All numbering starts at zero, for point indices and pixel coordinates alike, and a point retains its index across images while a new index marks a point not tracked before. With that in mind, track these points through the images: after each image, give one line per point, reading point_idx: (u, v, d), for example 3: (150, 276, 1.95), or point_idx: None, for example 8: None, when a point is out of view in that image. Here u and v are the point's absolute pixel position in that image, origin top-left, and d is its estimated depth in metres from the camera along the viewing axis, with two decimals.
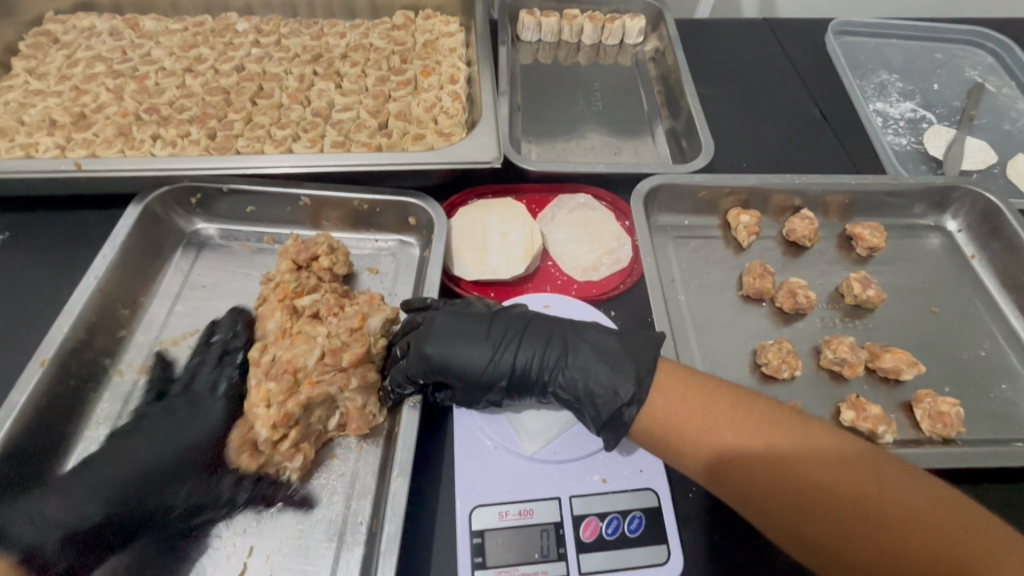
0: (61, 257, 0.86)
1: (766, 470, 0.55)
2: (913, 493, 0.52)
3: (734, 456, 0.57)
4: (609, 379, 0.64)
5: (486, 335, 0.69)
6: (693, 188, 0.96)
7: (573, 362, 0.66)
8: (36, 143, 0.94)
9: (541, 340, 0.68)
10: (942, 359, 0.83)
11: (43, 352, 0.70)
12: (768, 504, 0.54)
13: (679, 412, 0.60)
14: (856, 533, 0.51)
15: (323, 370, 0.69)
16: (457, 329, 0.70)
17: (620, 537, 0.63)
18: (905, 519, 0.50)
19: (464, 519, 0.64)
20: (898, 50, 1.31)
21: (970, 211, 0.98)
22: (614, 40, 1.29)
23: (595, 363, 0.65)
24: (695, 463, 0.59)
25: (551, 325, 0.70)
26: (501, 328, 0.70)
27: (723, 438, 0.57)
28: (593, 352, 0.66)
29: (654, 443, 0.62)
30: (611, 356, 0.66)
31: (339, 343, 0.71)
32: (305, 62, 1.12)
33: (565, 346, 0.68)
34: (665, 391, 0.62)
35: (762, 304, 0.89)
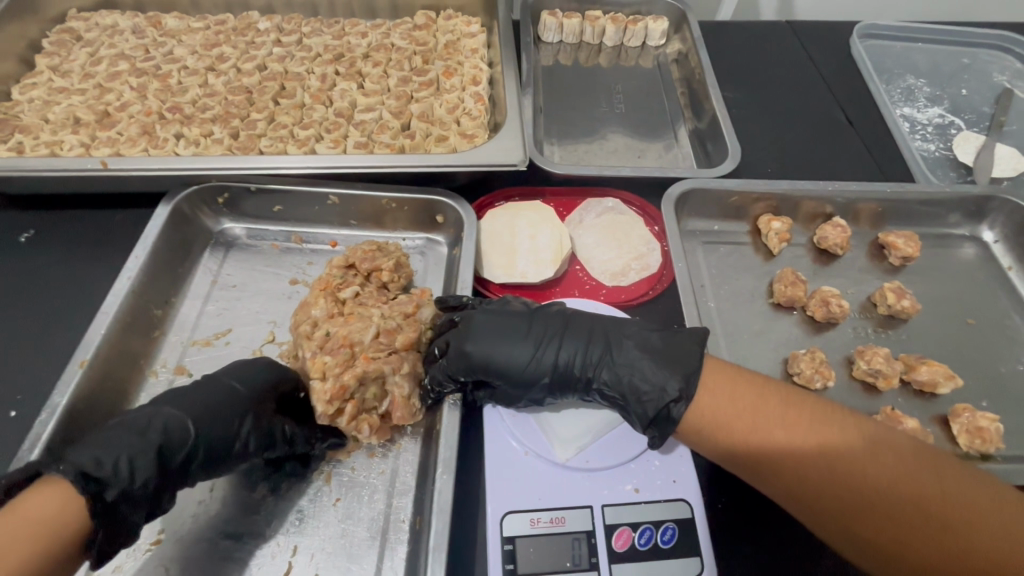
0: (88, 255, 0.86)
1: (820, 470, 0.54)
2: (972, 496, 0.51)
3: (786, 457, 0.56)
4: (656, 375, 0.63)
5: (525, 332, 0.68)
6: (723, 193, 0.95)
7: (617, 358, 0.65)
8: (61, 141, 0.94)
9: (582, 339, 0.67)
10: (978, 373, 0.82)
11: (82, 354, 0.70)
12: (820, 504, 0.54)
13: (728, 412, 0.59)
14: (919, 533, 0.50)
15: (378, 348, 0.68)
16: (497, 325, 0.69)
17: (654, 548, 0.63)
18: (966, 523, 0.49)
19: (495, 526, 0.63)
20: (925, 54, 1.29)
21: (1006, 221, 0.96)
22: (636, 41, 1.28)
23: (640, 358, 0.64)
24: (746, 464, 0.58)
25: (591, 322, 0.69)
26: (541, 325, 0.69)
27: (774, 438, 0.56)
28: (636, 348, 0.65)
29: (702, 444, 0.61)
30: (655, 352, 0.65)
31: (394, 324, 0.71)
32: (327, 61, 1.12)
33: (607, 343, 0.67)
34: (709, 388, 0.61)
35: (793, 311, 0.88)
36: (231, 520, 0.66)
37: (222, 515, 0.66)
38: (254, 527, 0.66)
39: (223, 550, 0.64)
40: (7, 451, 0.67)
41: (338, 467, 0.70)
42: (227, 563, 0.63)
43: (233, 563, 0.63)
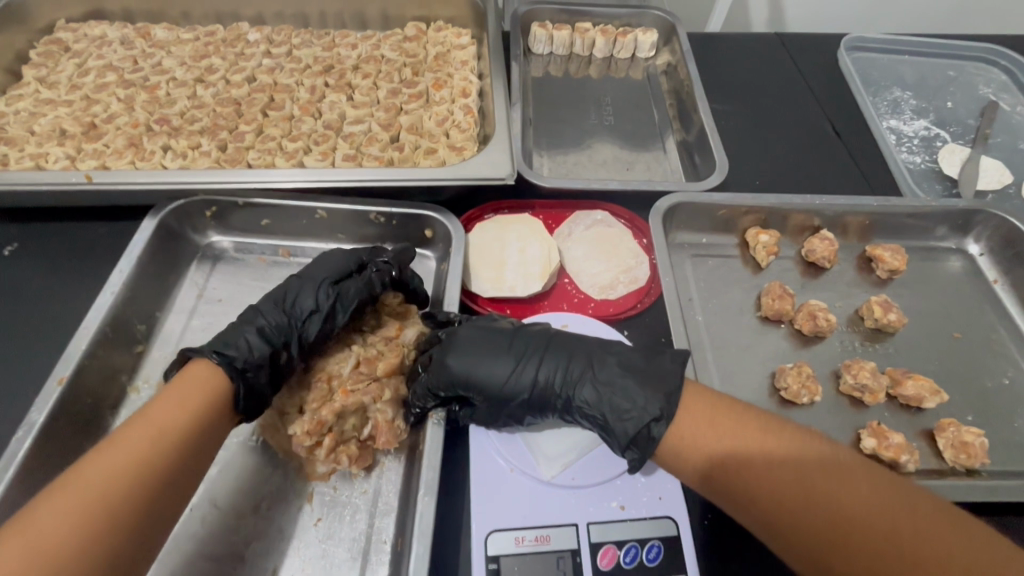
0: (73, 269, 0.85)
1: (796, 498, 0.54)
2: (950, 536, 0.49)
3: (760, 479, 0.55)
4: (636, 394, 0.63)
5: (508, 349, 0.69)
6: (711, 207, 0.95)
7: (598, 376, 0.65)
8: (46, 154, 0.94)
9: (563, 357, 0.67)
10: (965, 387, 0.83)
11: (60, 370, 0.69)
12: (792, 529, 0.53)
13: (706, 435, 0.59)
14: (895, 572, 0.48)
15: (357, 379, 0.69)
16: (480, 341, 0.69)
17: (639, 566, 0.62)
18: (942, 562, 0.48)
19: (479, 545, 0.63)
20: (911, 66, 1.30)
21: (992, 234, 0.97)
22: (625, 53, 1.29)
23: (621, 377, 0.64)
24: (724, 489, 0.57)
25: (574, 341, 0.69)
26: (524, 342, 0.69)
27: (753, 463, 0.56)
28: (616, 369, 0.65)
29: (682, 467, 0.60)
30: (637, 371, 0.65)
31: (374, 352, 0.73)
32: (316, 73, 1.12)
33: (588, 363, 0.67)
34: (689, 410, 0.61)
35: (781, 325, 0.88)
36: (212, 541, 0.65)
37: (201, 537, 0.65)
38: (237, 548, 0.65)
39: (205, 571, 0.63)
40: None
41: (322, 485, 0.70)
42: None
43: None
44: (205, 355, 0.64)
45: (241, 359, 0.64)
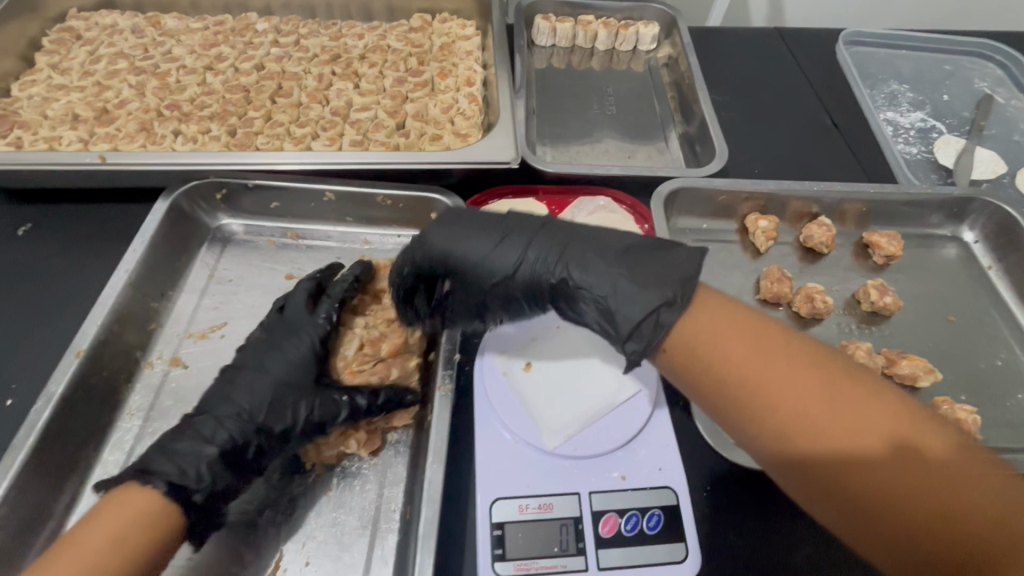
0: (86, 249, 0.87)
1: (819, 412, 0.49)
2: (1002, 491, 0.45)
3: (800, 408, 0.50)
4: (627, 282, 0.60)
5: (498, 235, 0.69)
6: (711, 192, 0.97)
7: (589, 264, 0.63)
8: (59, 137, 0.96)
9: (555, 242, 0.66)
10: (959, 368, 0.84)
11: (78, 344, 0.71)
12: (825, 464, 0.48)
13: (725, 339, 0.54)
14: (918, 492, 0.45)
15: (364, 359, 0.74)
16: (469, 224, 0.70)
17: (639, 534, 0.64)
18: (986, 516, 0.43)
19: (484, 513, 0.64)
20: (908, 60, 1.33)
21: (987, 221, 0.99)
22: (627, 45, 1.31)
23: (614, 267, 0.62)
24: (737, 400, 0.53)
25: (568, 232, 0.67)
26: (517, 228, 0.69)
27: (774, 373, 0.52)
28: (607, 262, 0.63)
29: (694, 374, 0.56)
30: (632, 262, 0.62)
31: (378, 334, 0.77)
32: (323, 62, 1.14)
33: (582, 256, 0.64)
34: (712, 317, 0.56)
35: (778, 308, 0.90)
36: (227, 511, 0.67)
37: None
38: (250, 516, 0.66)
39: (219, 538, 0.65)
40: (4, 439, 0.68)
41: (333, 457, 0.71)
42: (230, 549, 0.64)
43: (232, 551, 0.64)
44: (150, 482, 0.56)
45: (194, 490, 0.58)
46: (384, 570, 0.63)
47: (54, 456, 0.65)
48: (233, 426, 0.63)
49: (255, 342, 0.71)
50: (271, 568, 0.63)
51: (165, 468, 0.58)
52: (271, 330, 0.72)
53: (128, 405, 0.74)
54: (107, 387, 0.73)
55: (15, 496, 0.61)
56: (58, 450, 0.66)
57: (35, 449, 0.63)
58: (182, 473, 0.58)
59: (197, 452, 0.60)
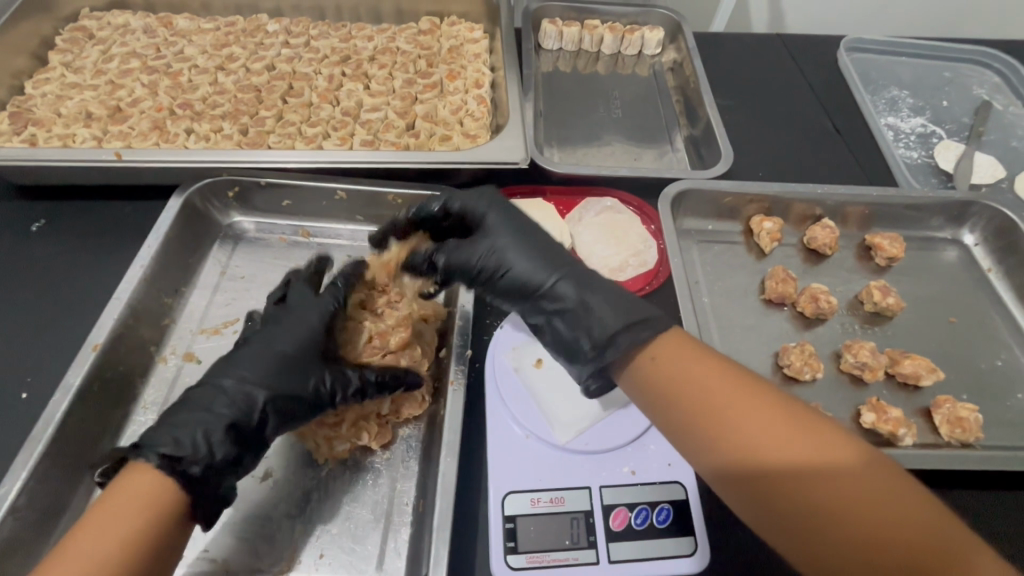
0: (100, 245, 0.87)
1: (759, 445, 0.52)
2: (926, 522, 0.48)
3: (743, 442, 0.52)
4: (607, 317, 0.63)
5: (526, 246, 0.70)
6: (717, 194, 0.98)
7: (584, 298, 0.65)
8: (73, 135, 0.97)
9: (565, 272, 0.68)
10: (960, 368, 0.86)
11: (95, 338, 0.71)
12: (761, 498, 0.51)
13: (679, 374, 0.57)
14: (840, 522, 0.48)
15: (372, 352, 0.73)
16: (504, 227, 0.72)
17: (650, 528, 0.65)
18: (908, 545, 0.47)
19: (497, 506, 0.65)
20: (907, 67, 1.35)
21: (987, 225, 1.01)
22: (632, 50, 1.33)
23: (605, 301, 0.64)
24: (688, 429, 0.56)
25: (574, 264, 0.69)
26: (542, 246, 0.71)
27: (724, 408, 0.54)
28: (599, 295, 0.65)
29: (655, 401, 0.59)
30: (620, 302, 0.64)
31: (385, 326, 0.74)
32: (333, 63, 1.15)
33: (580, 284, 0.66)
34: (674, 356, 0.59)
35: (783, 308, 0.91)
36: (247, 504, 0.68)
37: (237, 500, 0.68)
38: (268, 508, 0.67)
39: (237, 533, 0.66)
40: (21, 431, 0.69)
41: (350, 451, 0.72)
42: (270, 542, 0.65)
43: (249, 543, 0.65)
44: (144, 460, 0.55)
45: (188, 462, 0.56)
46: (398, 562, 0.64)
47: (71, 447, 0.66)
48: (234, 396, 0.62)
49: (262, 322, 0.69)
50: (286, 559, 0.64)
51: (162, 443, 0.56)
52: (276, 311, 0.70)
53: (144, 400, 0.74)
54: (122, 381, 0.73)
55: (34, 487, 0.62)
56: (75, 442, 0.67)
57: (52, 440, 0.64)
58: (180, 447, 0.56)
59: (193, 425, 0.58)
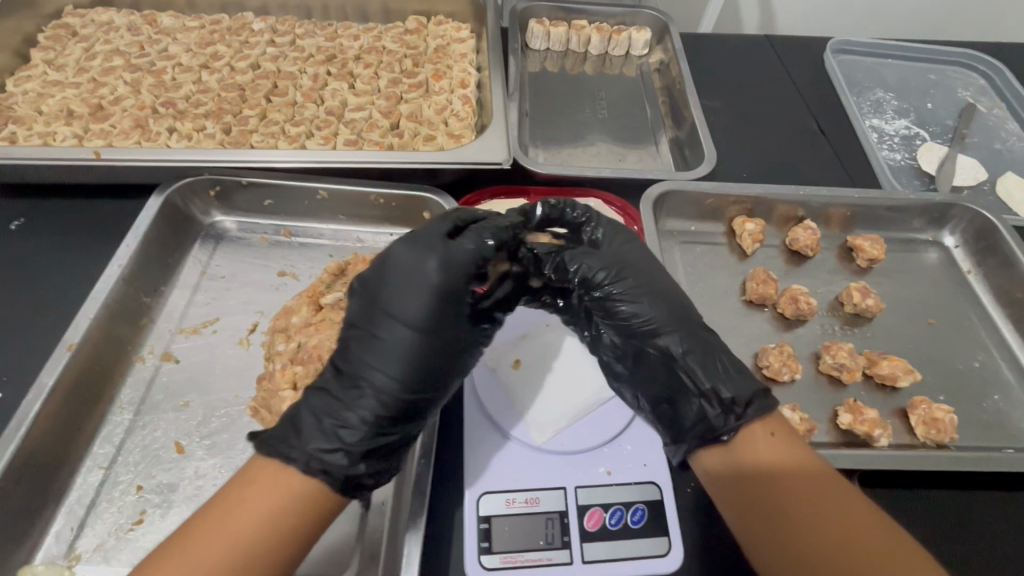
0: (79, 244, 0.87)
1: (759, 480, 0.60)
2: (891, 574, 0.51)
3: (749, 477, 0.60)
4: (711, 390, 0.64)
5: (640, 294, 0.70)
6: (699, 195, 0.99)
7: (687, 364, 0.66)
8: (53, 133, 0.96)
9: (676, 335, 0.68)
10: (938, 369, 0.86)
11: (70, 337, 0.71)
12: (748, 493, 0.59)
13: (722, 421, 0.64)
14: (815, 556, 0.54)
15: None
16: (625, 271, 0.71)
17: (625, 528, 0.65)
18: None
19: (472, 506, 0.66)
20: (893, 69, 1.36)
21: (967, 227, 1.01)
22: (620, 50, 1.33)
23: (712, 373, 0.65)
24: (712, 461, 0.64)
25: (685, 326, 0.68)
26: (652, 298, 0.69)
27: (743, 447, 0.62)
28: (701, 361, 0.66)
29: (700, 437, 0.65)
30: (723, 376, 0.65)
31: None
32: (319, 62, 1.15)
33: (691, 349, 0.67)
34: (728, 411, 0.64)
35: (764, 309, 0.92)
36: None
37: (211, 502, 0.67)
38: None
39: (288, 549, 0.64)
40: None
41: None
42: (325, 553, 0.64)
43: None
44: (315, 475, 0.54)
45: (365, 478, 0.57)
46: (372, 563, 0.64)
47: (44, 447, 0.66)
48: (385, 394, 0.59)
49: (381, 281, 0.62)
50: None
51: (339, 463, 0.55)
52: (391, 267, 0.61)
53: (120, 401, 0.74)
54: (97, 381, 0.73)
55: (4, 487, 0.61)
56: (49, 442, 0.67)
57: (23, 441, 0.63)
58: (355, 463, 0.56)
59: (354, 433, 0.57)
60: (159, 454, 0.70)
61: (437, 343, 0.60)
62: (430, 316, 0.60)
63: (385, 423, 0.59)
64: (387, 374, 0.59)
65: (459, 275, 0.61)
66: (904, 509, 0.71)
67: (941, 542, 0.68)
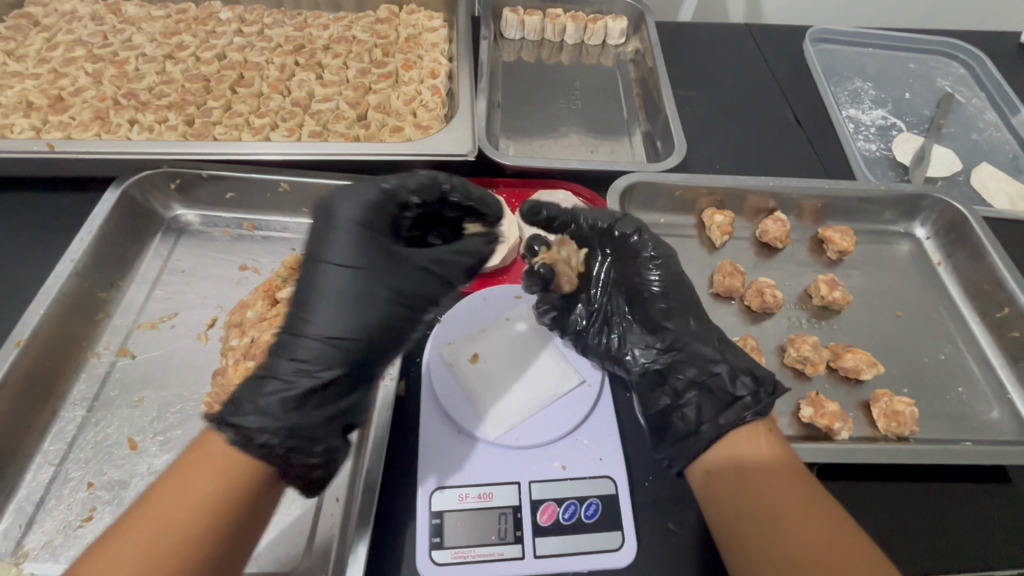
0: (36, 238, 0.86)
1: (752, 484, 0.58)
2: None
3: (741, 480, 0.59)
4: (735, 373, 0.67)
5: (671, 291, 0.74)
6: (668, 187, 0.98)
7: (712, 354, 0.69)
8: (12, 125, 0.95)
9: (702, 331, 0.72)
10: (903, 361, 0.86)
11: (18, 333, 0.71)
12: (737, 497, 0.58)
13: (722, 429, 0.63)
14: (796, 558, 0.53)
15: None
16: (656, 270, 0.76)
17: (577, 522, 0.65)
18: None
19: (424, 502, 0.65)
20: (873, 58, 1.34)
21: (938, 218, 1.00)
22: (596, 40, 1.31)
23: (735, 363, 0.68)
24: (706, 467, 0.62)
25: (710, 327, 0.73)
26: (681, 298, 0.74)
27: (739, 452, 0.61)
28: (725, 354, 0.70)
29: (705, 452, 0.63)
30: (744, 367, 0.68)
31: None
32: (287, 52, 1.13)
33: (718, 342, 0.71)
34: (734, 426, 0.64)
35: (731, 301, 0.91)
36: None
37: None
38: None
39: None
40: None
41: None
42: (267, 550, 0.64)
43: None
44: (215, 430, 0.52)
45: (264, 435, 0.52)
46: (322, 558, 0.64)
47: None
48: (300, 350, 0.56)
49: (314, 232, 0.59)
50: None
51: (256, 421, 0.52)
52: (321, 215, 0.60)
53: (70, 397, 0.73)
54: (47, 377, 0.73)
55: None
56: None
57: None
58: (273, 424, 0.53)
59: (263, 391, 0.54)
60: (111, 450, 0.69)
61: (346, 286, 0.57)
62: (362, 256, 0.59)
63: (308, 377, 0.55)
64: (320, 323, 0.56)
65: (380, 218, 0.61)
66: (862, 502, 0.71)
67: (897, 536, 0.68)
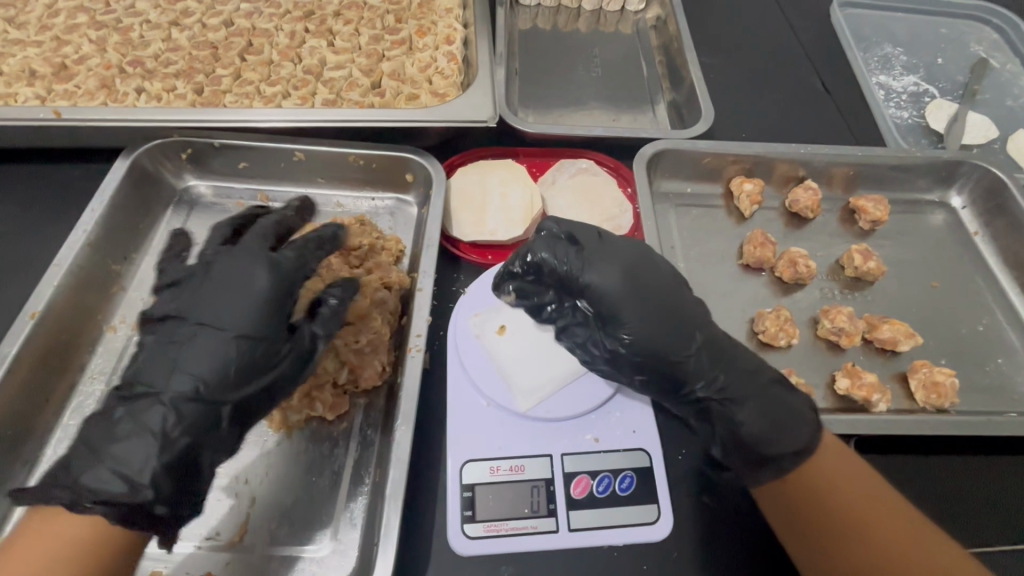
0: (45, 209, 0.83)
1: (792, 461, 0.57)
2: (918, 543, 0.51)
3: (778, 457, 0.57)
4: (755, 436, 0.56)
5: (672, 331, 0.59)
6: (695, 155, 0.94)
7: (735, 411, 0.58)
8: (16, 94, 0.91)
9: (717, 376, 0.58)
10: (940, 332, 0.83)
11: (33, 305, 0.68)
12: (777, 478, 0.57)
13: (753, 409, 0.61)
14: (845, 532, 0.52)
15: None
16: (646, 304, 0.59)
17: (612, 495, 0.63)
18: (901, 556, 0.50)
19: (454, 475, 0.64)
20: (903, 23, 1.29)
21: (975, 186, 0.97)
22: (615, 6, 1.26)
23: (757, 421, 0.57)
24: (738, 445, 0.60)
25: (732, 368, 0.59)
26: (688, 341, 0.59)
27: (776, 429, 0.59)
28: (749, 410, 0.57)
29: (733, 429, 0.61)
30: (771, 428, 0.56)
31: None
32: (296, 18, 1.08)
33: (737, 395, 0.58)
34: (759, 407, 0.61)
35: (761, 273, 0.88)
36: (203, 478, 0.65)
37: None
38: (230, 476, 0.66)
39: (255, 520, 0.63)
40: None
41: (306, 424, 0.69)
42: (296, 525, 0.63)
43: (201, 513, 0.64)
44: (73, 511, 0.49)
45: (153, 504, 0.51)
46: (353, 532, 0.63)
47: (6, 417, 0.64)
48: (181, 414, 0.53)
49: (186, 296, 0.59)
50: (236, 532, 0.63)
51: (100, 482, 0.49)
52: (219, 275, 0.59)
53: (87, 372, 0.71)
54: (63, 351, 0.71)
55: None
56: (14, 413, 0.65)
57: None
58: (122, 481, 0.50)
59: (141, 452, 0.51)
60: None
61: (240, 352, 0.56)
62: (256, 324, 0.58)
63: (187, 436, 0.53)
64: (172, 381, 0.54)
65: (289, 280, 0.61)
66: (901, 474, 0.69)
67: (938, 507, 0.67)
